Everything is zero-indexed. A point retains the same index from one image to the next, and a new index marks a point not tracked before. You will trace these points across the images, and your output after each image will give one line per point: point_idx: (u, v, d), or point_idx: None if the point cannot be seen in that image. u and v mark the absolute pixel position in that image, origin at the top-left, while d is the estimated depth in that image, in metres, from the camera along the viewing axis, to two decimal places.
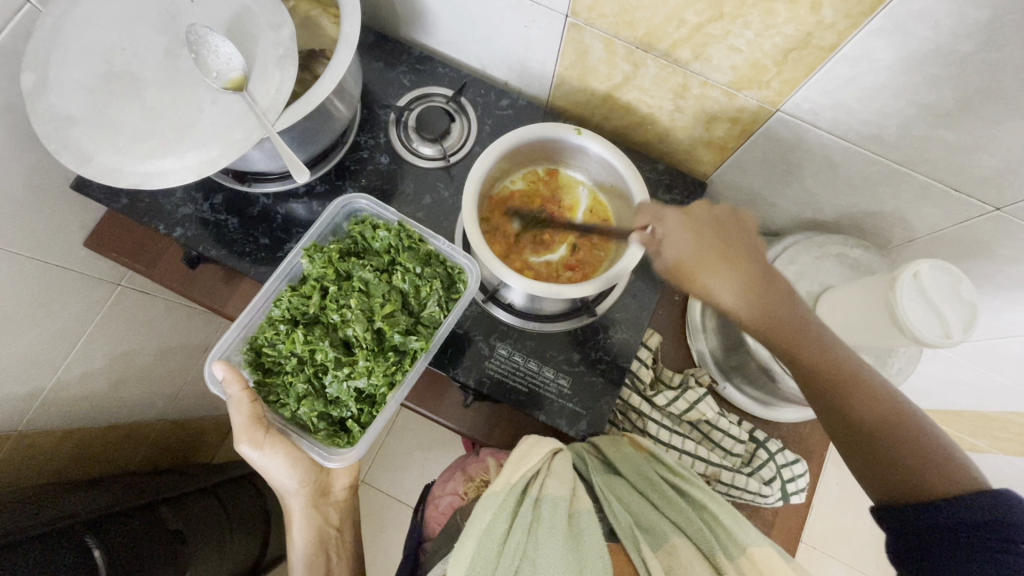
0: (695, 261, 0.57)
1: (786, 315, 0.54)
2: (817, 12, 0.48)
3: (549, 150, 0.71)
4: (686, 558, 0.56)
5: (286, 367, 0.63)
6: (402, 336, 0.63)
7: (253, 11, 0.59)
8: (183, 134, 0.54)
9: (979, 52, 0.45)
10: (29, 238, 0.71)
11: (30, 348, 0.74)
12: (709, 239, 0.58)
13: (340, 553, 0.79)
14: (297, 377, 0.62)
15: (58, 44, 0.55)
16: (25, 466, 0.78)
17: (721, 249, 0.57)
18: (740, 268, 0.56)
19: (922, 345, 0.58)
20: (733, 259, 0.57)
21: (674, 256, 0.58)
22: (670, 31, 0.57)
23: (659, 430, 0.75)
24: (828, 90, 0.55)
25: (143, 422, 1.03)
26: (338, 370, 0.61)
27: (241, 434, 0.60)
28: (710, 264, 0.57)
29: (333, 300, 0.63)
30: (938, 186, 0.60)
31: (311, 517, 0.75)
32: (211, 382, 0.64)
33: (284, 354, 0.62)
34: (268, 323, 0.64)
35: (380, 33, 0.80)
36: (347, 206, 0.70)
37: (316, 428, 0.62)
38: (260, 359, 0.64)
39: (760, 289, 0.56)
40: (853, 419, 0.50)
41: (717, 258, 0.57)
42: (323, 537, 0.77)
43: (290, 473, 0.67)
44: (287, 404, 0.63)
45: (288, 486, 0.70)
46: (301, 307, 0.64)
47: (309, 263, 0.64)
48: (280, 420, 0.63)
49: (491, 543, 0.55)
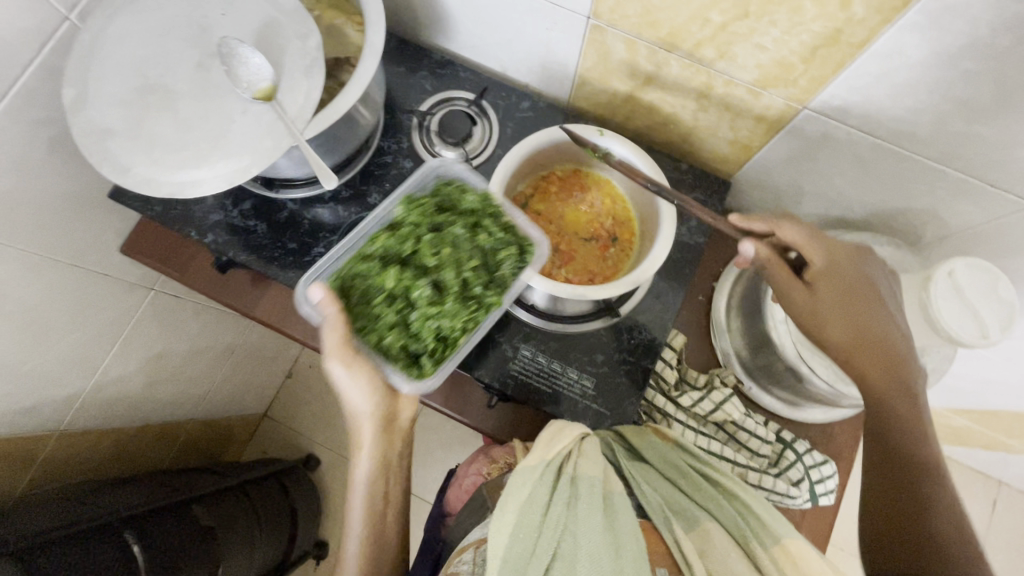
0: (820, 304, 0.56)
1: (882, 359, 0.54)
2: (847, 9, 0.47)
3: (574, 151, 0.71)
4: (721, 541, 0.56)
5: (374, 298, 0.61)
6: (484, 287, 0.64)
7: (281, 22, 0.60)
8: (214, 143, 0.56)
9: (1016, 46, 0.44)
10: (69, 246, 0.74)
11: (68, 353, 0.77)
12: (837, 279, 0.56)
13: (395, 477, 0.72)
14: (386, 309, 0.61)
15: (96, 59, 0.57)
16: (65, 464, 0.83)
17: (854, 292, 0.55)
18: (864, 318, 0.55)
19: (956, 346, 0.57)
20: (865, 310, 0.55)
21: (820, 287, 0.56)
22: (694, 30, 0.57)
23: (684, 430, 0.75)
24: (857, 86, 0.54)
25: (173, 421, 1.07)
26: (431, 308, 0.61)
27: (332, 355, 0.57)
28: (834, 305, 0.55)
29: (430, 244, 0.63)
30: (974, 183, 0.59)
31: (378, 444, 0.67)
32: (302, 303, 0.62)
33: (373, 287, 0.62)
34: (360, 258, 0.63)
35: (402, 39, 0.81)
36: (438, 169, 0.68)
37: (394, 359, 0.61)
38: (347, 289, 0.62)
39: (877, 341, 0.54)
40: (900, 478, 0.52)
41: (848, 300, 0.55)
42: (385, 465, 0.69)
43: (367, 395, 0.61)
44: (372, 331, 0.61)
45: (362, 409, 0.63)
46: (393, 249, 0.63)
47: (404, 211, 0.65)
48: (366, 346, 0.61)
49: (532, 512, 0.55)
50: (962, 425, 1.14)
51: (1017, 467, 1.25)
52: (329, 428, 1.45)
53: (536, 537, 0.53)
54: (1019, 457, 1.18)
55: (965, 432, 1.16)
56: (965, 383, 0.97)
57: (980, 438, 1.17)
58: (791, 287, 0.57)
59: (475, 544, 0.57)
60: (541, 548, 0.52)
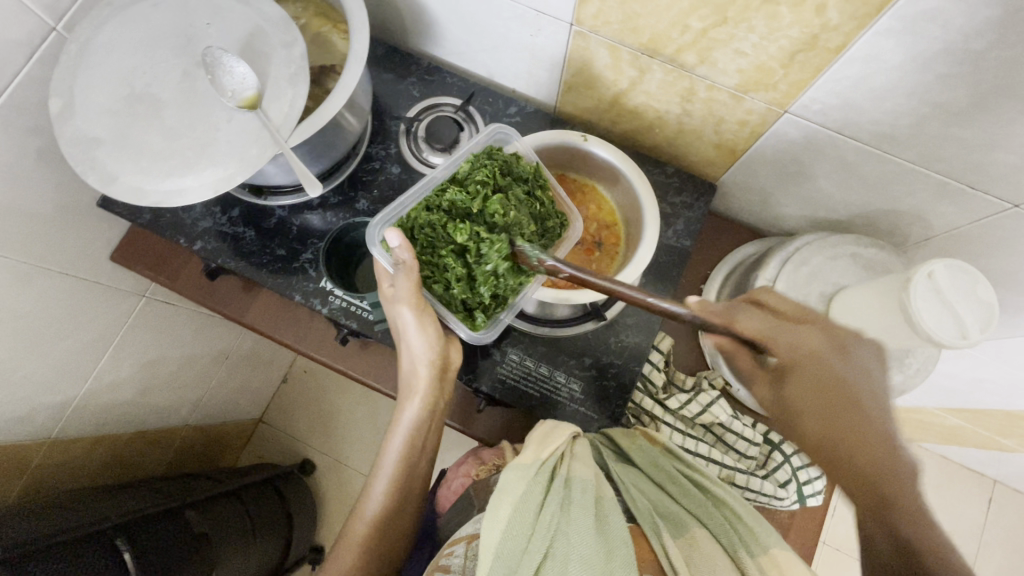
0: (795, 409, 0.53)
1: (869, 453, 0.49)
2: (823, 14, 0.47)
3: (558, 156, 0.71)
4: (708, 549, 0.55)
5: (443, 251, 0.59)
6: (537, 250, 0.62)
7: (266, 31, 0.61)
8: (200, 152, 0.56)
9: (990, 50, 0.45)
10: (59, 254, 0.74)
11: (60, 361, 0.77)
12: (809, 382, 0.52)
13: (431, 439, 0.69)
14: (454, 262, 0.58)
15: (82, 69, 0.57)
16: (56, 472, 0.83)
17: (836, 397, 0.51)
18: (841, 423, 0.51)
19: (938, 348, 0.57)
20: (842, 410, 0.51)
21: (786, 390, 0.54)
22: (675, 36, 0.58)
23: (672, 433, 0.76)
24: (836, 90, 0.55)
25: (168, 428, 1.08)
26: (498, 269, 0.58)
27: (404, 300, 0.58)
28: (806, 407, 0.53)
29: (501, 204, 0.57)
30: (954, 184, 0.59)
31: (433, 394, 0.65)
32: (377, 244, 0.61)
33: (440, 238, 0.59)
34: (428, 207, 0.60)
35: (389, 46, 0.82)
36: (500, 134, 0.65)
37: (453, 308, 0.62)
38: (415, 237, 0.60)
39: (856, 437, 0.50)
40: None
41: (828, 404, 0.52)
42: (434, 414, 0.67)
43: (425, 340, 0.61)
44: (438, 280, 0.60)
45: (417, 351, 0.62)
46: (461, 203, 0.59)
47: (474, 167, 0.60)
48: (429, 294, 0.61)
49: (526, 512, 0.54)
50: (955, 424, 1.14)
51: (1011, 466, 1.25)
52: (325, 433, 1.45)
53: (528, 537, 0.51)
54: (1013, 456, 1.19)
55: (959, 431, 1.16)
56: (956, 382, 0.97)
57: (973, 437, 1.17)
58: (756, 383, 0.57)
59: (468, 538, 0.57)
60: (532, 549, 0.50)
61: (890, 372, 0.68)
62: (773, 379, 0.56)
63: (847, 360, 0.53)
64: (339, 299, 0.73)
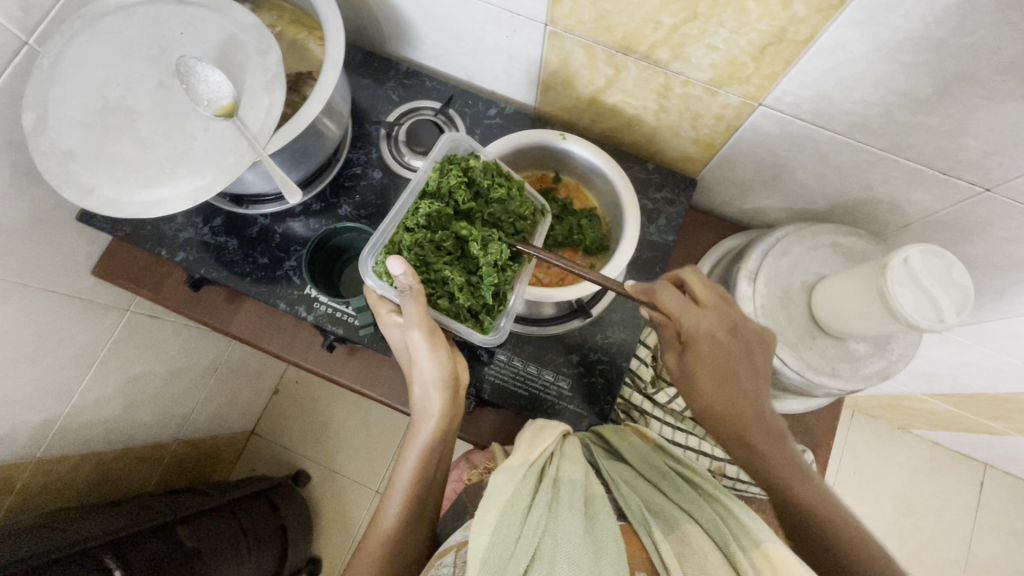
0: (699, 371, 0.60)
1: (743, 405, 0.59)
2: (789, 7, 0.48)
3: (536, 156, 0.72)
4: (700, 543, 0.53)
5: (438, 263, 0.59)
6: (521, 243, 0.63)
7: (240, 39, 0.61)
8: (177, 162, 0.56)
9: (952, 37, 0.46)
10: (38, 271, 0.73)
11: (43, 378, 0.76)
12: (707, 352, 0.59)
13: (441, 466, 0.66)
14: (453, 271, 0.58)
15: (55, 82, 0.57)
16: (42, 492, 0.82)
17: (729, 373, 0.59)
18: (726, 383, 0.59)
19: (917, 331, 0.58)
20: (729, 369, 0.59)
21: (689, 364, 0.61)
22: (647, 33, 0.58)
23: (662, 427, 0.76)
24: (807, 82, 0.56)
25: (157, 443, 1.07)
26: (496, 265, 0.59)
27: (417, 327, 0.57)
28: (705, 369, 0.60)
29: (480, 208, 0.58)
30: (927, 171, 0.60)
31: (445, 414, 0.63)
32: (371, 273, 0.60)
33: (432, 250, 0.59)
34: (410, 226, 0.59)
35: (367, 52, 0.82)
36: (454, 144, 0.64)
37: (462, 318, 0.60)
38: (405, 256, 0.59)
39: (734, 388, 0.59)
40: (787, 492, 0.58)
41: (719, 373, 0.60)
42: (449, 435, 0.65)
43: (435, 359, 0.60)
44: (441, 295, 0.59)
45: (427, 370, 0.61)
46: (438, 213, 0.59)
47: (440, 175, 0.60)
48: (437, 312, 0.60)
49: (513, 514, 0.53)
50: (943, 410, 1.16)
51: (1000, 449, 1.27)
52: (318, 443, 1.44)
53: (516, 540, 0.51)
54: (1001, 439, 1.20)
55: (947, 416, 1.18)
56: (940, 367, 0.99)
57: (962, 422, 1.18)
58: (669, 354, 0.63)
59: (456, 546, 0.56)
60: (519, 553, 0.49)
61: (872, 358, 0.69)
62: (681, 354, 0.62)
63: (737, 337, 0.60)
64: (324, 305, 0.73)
